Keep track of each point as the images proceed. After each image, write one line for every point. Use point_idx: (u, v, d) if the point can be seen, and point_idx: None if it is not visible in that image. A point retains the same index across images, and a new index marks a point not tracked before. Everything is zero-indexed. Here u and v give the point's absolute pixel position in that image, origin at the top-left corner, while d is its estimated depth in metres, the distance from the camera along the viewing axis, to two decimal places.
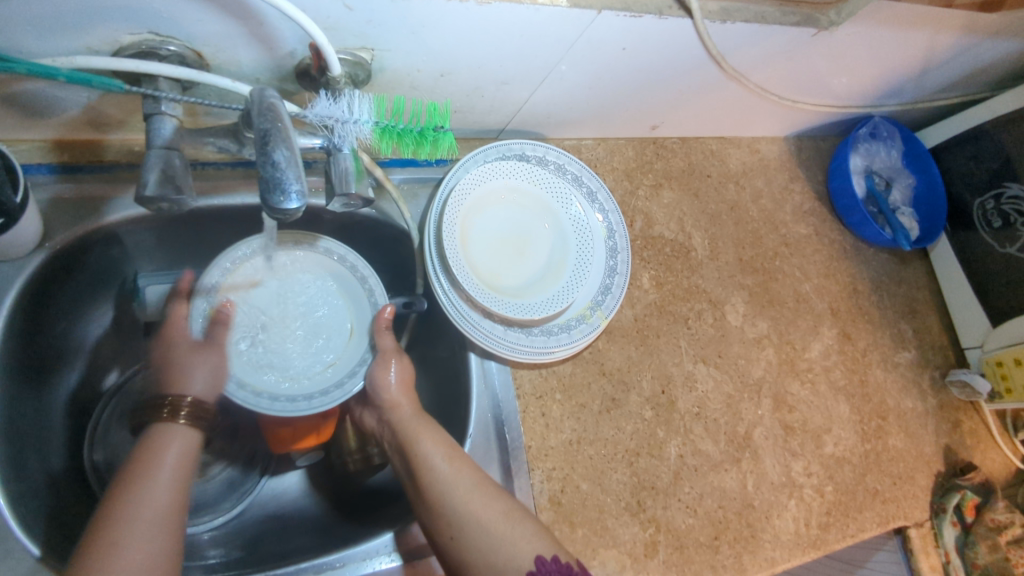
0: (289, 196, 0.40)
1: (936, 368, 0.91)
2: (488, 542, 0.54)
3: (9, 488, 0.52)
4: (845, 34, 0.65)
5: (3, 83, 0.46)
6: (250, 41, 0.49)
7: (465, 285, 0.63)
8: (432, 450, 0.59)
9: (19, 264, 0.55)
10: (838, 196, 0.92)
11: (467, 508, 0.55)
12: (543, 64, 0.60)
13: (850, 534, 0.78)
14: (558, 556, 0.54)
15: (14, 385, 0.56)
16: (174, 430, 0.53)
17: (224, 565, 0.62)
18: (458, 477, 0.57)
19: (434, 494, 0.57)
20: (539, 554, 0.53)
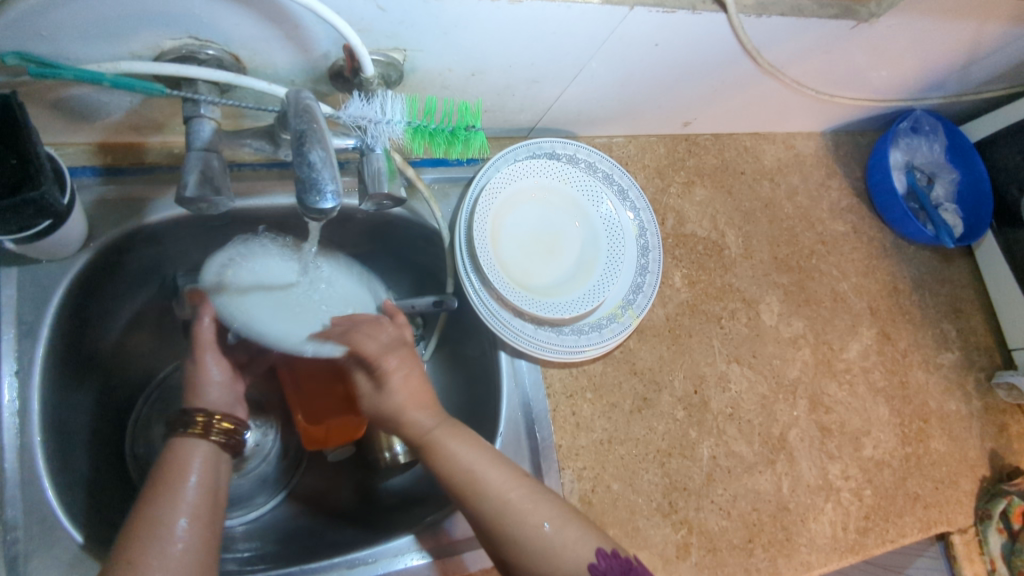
0: (324, 195, 0.40)
1: (981, 370, 0.88)
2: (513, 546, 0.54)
3: (57, 480, 0.54)
4: (886, 25, 0.63)
5: (50, 88, 0.48)
6: (285, 45, 0.50)
7: (495, 284, 0.63)
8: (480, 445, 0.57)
9: (67, 263, 0.57)
10: (877, 192, 0.90)
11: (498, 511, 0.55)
12: (574, 61, 0.59)
13: (889, 539, 0.76)
14: (605, 551, 0.52)
15: (62, 380, 0.58)
16: (195, 448, 0.51)
17: (260, 558, 0.63)
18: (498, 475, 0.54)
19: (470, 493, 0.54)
20: (592, 556, 0.52)
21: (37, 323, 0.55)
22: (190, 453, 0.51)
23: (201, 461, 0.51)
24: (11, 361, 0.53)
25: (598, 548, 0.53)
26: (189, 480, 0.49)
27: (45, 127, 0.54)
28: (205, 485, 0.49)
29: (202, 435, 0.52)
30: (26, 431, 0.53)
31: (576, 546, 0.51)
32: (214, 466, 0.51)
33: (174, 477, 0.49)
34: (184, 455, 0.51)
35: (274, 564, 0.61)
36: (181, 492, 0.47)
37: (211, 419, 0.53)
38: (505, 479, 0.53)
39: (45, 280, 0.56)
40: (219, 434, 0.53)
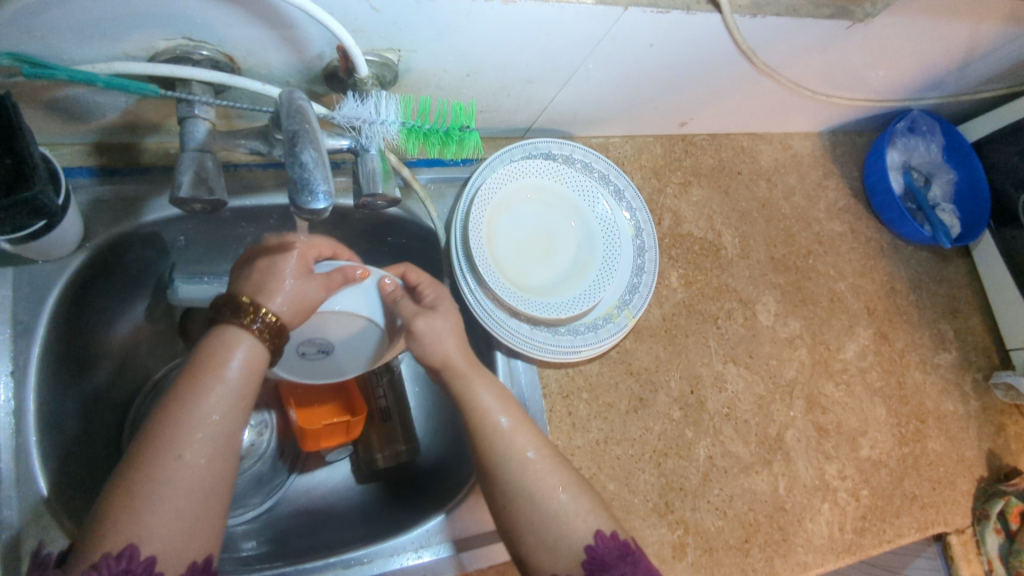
0: (316, 195, 0.40)
1: (979, 370, 0.88)
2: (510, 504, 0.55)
3: (52, 481, 0.54)
4: (882, 25, 0.63)
5: (45, 89, 0.48)
6: (280, 45, 0.50)
7: (491, 284, 0.63)
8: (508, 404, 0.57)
9: (62, 263, 0.57)
10: (874, 192, 0.90)
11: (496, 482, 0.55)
12: (570, 61, 0.59)
13: (886, 539, 0.76)
14: (604, 532, 0.53)
15: (57, 380, 0.58)
16: (238, 338, 0.48)
17: (255, 558, 0.63)
18: (516, 437, 0.55)
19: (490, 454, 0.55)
20: (598, 529, 0.53)
21: (32, 322, 0.55)
22: (229, 343, 0.48)
23: (247, 353, 0.48)
24: (6, 361, 0.53)
25: (597, 530, 0.53)
26: (227, 371, 0.46)
27: (39, 127, 0.54)
28: (231, 389, 0.46)
29: (247, 325, 0.49)
30: (21, 431, 0.53)
31: (576, 524, 0.53)
32: (258, 360, 0.49)
33: (213, 366, 0.46)
34: (226, 342, 0.48)
35: (270, 564, 0.61)
36: (211, 389, 0.45)
37: (261, 312, 0.49)
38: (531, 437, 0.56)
39: (41, 279, 0.56)
40: (265, 326, 0.49)
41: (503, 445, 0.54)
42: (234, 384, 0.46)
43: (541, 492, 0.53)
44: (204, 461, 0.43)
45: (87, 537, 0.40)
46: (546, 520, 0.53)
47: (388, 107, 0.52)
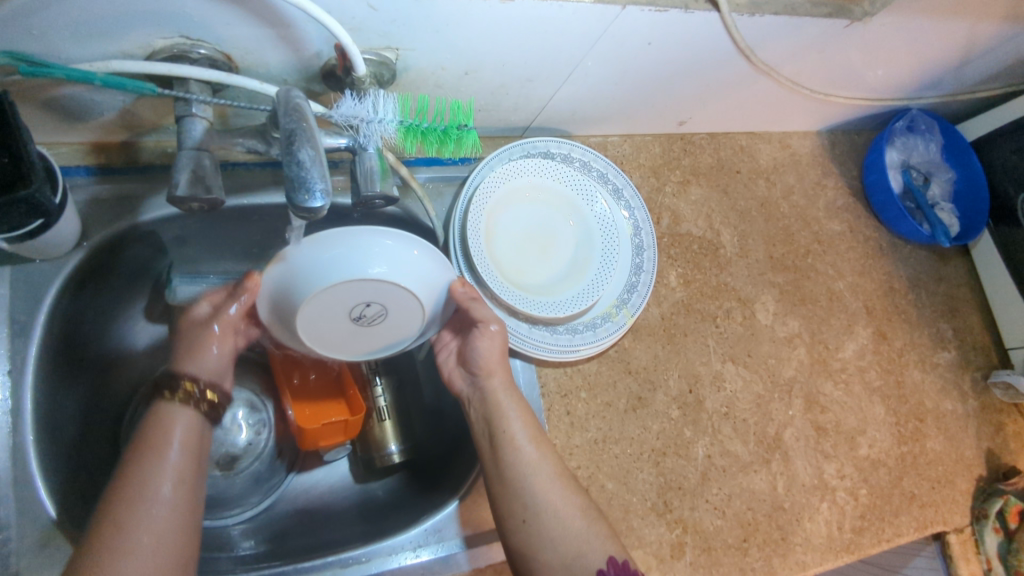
0: (313, 194, 0.40)
1: (978, 369, 0.88)
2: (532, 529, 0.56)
3: (50, 479, 0.54)
4: (879, 24, 0.63)
5: (42, 87, 0.48)
6: (277, 44, 0.50)
7: (490, 283, 0.63)
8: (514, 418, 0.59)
9: (60, 262, 0.57)
10: (873, 192, 0.90)
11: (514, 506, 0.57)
12: (568, 60, 0.59)
13: (885, 538, 0.76)
14: (615, 558, 0.55)
15: (55, 379, 0.58)
16: (176, 414, 0.52)
17: (254, 556, 0.63)
18: (539, 463, 0.57)
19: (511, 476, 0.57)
20: (610, 553, 0.55)
21: (30, 321, 0.55)
22: (171, 422, 0.51)
23: (184, 429, 0.52)
24: (4, 361, 0.54)
25: (610, 556, 0.55)
26: (170, 455, 0.50)
27: (37, 127, 0.54)
28: (185, 456, 0.51)
29: (182, 404, 0.52)
30: (19, 430, 0.53)
31: (585, 547, 0.55)
32: (196, 434, 0.52)
33: (157, 446, 0.50)
34: (165, 422, 0.51)
35: (268, 563, 0.61)
36: (164, 463, 0.49)
37: (196, 387, 0.53)
38: (549, 460, 0.58)
39: (39, 278, 0.56)
40: (203, 402, 0.53)
41: (522, 465, 0.57)
42: (176, 464, 0.50)
43: (554, 513, 0.56)
44: (176, 515, 0.48)
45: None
46: (553, 539, 0.55)
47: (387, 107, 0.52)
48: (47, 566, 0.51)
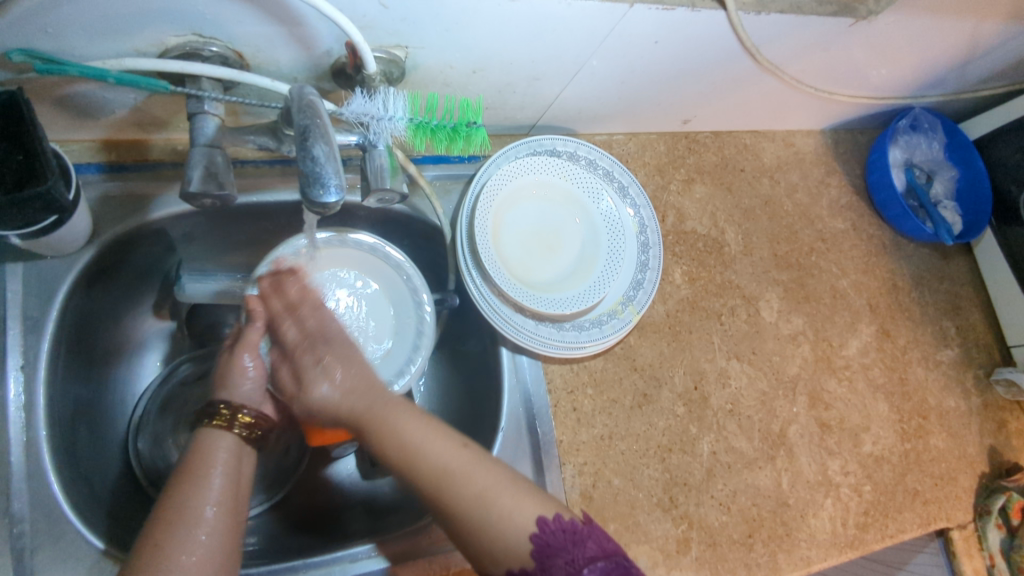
0: (328, 189, 0.41)
1: (980, 366, 0.88)
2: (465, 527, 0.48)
3: (62, 474, 0.55)
4: (885, 22, 0.64)
5: (56, 85, 0.48)
6: (289, 42, 0.50)
7: (497, 280, 0.63)
8: (400, 412, 0.52)
9: (72, 258, 0.57)
10: (876, 190, 0.90)
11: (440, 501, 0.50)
12: (576, 59, 0.60)
13: (889, 535, 0.76)
14: (560, 514, 0.49)
15: (67, 375, 0.58)
16: (218, 439, 0.52)
17: (264, 551, 0.64)
18: (413, 432, 0.51)
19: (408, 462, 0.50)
20: (542, 514, 0.48)
21: (42, 317, 0.55)
22: (214, 450, 0.51)
23: (227, 452, 0.51)
24: (16, 357, 0.54)
25: (540, 517, 0.48)
26: (213, 481, 0.49)
27: (49, 124, 0.55)
28: (230, 480, 0.49)
29: (226, 429, 0.52)
30: (32, 426, 0.53)
31: (513, 521, 0.47)
32: (236, 459, 0.52)
33: (200, 474, 0.49)
34: (205, 453, 0.50)
35: (278, 557, 0.62)
36: (209, 486, 0.48)
37: (233, 414, 0.53)
38: (445, 441, 0.51)
39: (51, 275, 0.56)
40: (243, 427, 0.53)
41: (396, 447, 0.51)
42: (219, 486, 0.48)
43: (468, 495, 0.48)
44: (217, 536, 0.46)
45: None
46: (478, 524, 0.48)
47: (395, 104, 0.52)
48: (60, 561, 0.52)
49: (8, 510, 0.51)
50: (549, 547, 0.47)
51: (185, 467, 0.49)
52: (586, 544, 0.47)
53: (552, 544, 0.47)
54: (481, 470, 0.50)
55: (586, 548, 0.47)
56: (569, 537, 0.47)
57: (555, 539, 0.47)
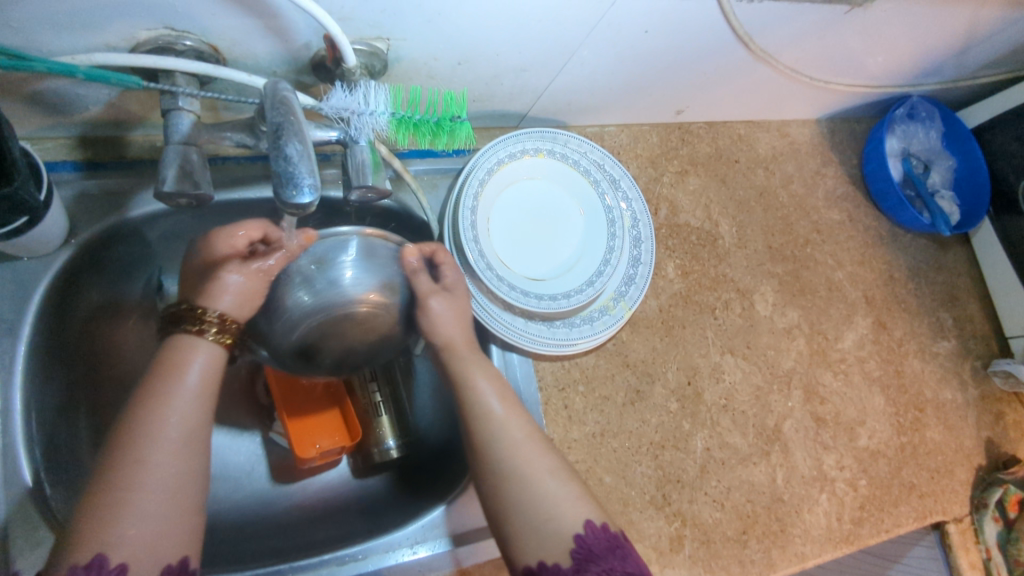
0: (301, 188, 0.38)
1: (978, 358, 0.88)
2: (535, 503, 0.51)
3: (42, 480, 0.54)
4: (881, 9, 0.62)
5: (23, 81, 0.47)
6: (265, 35, 0.48)
7: (485, 279, 0.62)
8: (483, 385, 0.57)
9: (47, 259, 0.56)
10: (872, 180, 0.89)
11: (514, 466, 0.53)
12: (563, 50, 0.59)
13: (884, 529, 0.76)
14: (606, 525, 0.52)
15: (47, 379, 0.57)
16: (195, 345, 0.50)
17: (251, 553, 0.63)
18: (509, 419, 0.55)
19: (486, 438, 0.54)
20: (589, 518, 0.51)
21: (18, 320, 0.54)
22: (192, 351, 0.49)
23: (204, 360, 0.49)
24: None
25: (588, 520, 0.51)
26: (188, 380, 0.48)
27: (21, 121, 0.53)
28: (199, 400, 0.48)
29: (199, 333, 0.50)
30: (8, 430, 0.52)
31: (565, 509, 0.51)
32: (216, 366, 0.50)
33: (174, 372, 0.48)
34: (183, 351, 0.49)
35: (264, 560, 0.61)
36: (179, 392, 0.47)
37: (211, 317, 0.51)
38: (523, 428, 0.55)
39: (26, 277, 0.55)
40: (218, 335, 0.51)
41: (490, 428, 0.55)
42: (195, 390, 0.48)
43: (530, 473, 0.52)
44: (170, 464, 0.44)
45: (88, 543, 0.40)
46: (530, 503, 0.51)
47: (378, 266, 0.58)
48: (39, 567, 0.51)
49: None
50: (589, 550, 0.49)
51: (154, 370, 0.48)
52: (626, 558, 0.50)
53: (594, 549, 0.49)
54: (523, 479, 0.52)
55: (623, 560, 0.49)
56: (610, 547, 0.50)
57: (596, 546, 0.50)
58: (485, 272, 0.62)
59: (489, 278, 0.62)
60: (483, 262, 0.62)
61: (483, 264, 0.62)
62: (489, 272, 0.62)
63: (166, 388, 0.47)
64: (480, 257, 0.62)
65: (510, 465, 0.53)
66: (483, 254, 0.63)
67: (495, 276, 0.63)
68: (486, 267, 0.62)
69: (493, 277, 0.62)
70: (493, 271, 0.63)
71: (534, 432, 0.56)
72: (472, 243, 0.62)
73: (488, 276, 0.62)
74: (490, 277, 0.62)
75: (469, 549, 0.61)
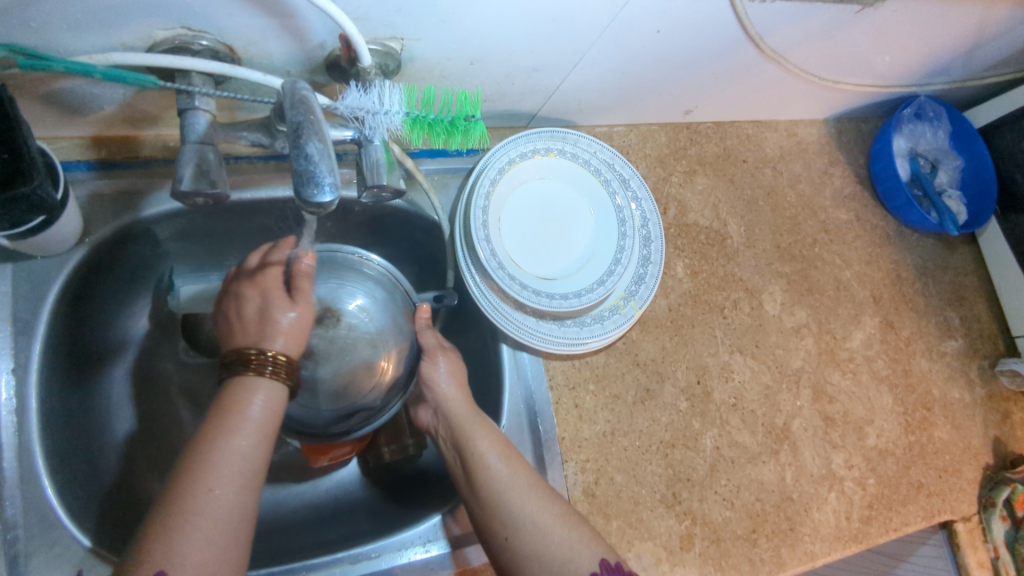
0: (322, 188, 0.39)
1: (985, 357, 0.88)
2: (551, 551, 0.52)
3: (57, 478, 0.54)
4: (891, 9, 0.62)
5: (41, 81, 0.47)
6: (281, 34, 0.48)
7: (496, 277, 0.62)
8: (483, 441, 0.57)
9: (62, 259, 0.56)
10: (880, 180, 0.89)
11: (523, 511, 0.54)
12: (575, 49, 0.59)
13: (893, 528, 0.76)
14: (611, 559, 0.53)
15: (61, 377, 0.58)
16: (257, 384, 0.49)
17: (264, 552, 0.63)
18: (512, 473, 0.56)
19: (490, 495, 0.55)
20: (603, 556, 0.53)
21: (33, 319, 0.54)
22: (253, 390, 0.49)
23: (266, 398, 0.49)
24: (7, 359, 0.53)
25: (602, 559, 0.53)
26: (250, 415, 0.47)
27: (36, 121, 0.53)
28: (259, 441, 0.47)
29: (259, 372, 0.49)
30: (24, 429, 0.53)
31: (579, 554, 0.52)
32: (275, 404, 0.49)
33: (233, 408, 0.47)
34: (246, 391, 0.48)
35: (276, 559, 0.61)
36: (241, 425, 0.46)
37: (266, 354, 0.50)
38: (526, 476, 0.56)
39: (41, 276, 0.55)
40: (278, 371, 0.50)
41: (494, 481, 0.55)
42: (257, 427, 0.47)
43: (544, 522, 0.53)
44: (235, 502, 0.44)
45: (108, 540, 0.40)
46: (546, 553, 0.52)
47: (396, 327, 0.67)
48: (55, 566, 0.51)
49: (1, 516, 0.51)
50: None
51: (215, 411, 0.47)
52: None
53: None
54: (531, 530, 0.53)
55: None
56: None
57: None
58: (496, 271, 0.62)
59: (501, 277, 0.62)
60: (495, 261, 0.62)
61: (494, 262, 0.62)
62: (500, 271, 0.62)
63: (226, 427, 0.46)
64: (491, 255, 0.62)
65: (517, 515, 0.53)
66: (494, 253, 0.63)
67: (506, 275, 0.63)
68: (496, 265, 0.62)
69: (504, 276, 0.62)
70: (503, 270, 0.63)
71: (537, 479, 0.57)
72: (483, 241, 0.62)
73: (499, 274, 0.62)
74: (501, 275, 0.62)
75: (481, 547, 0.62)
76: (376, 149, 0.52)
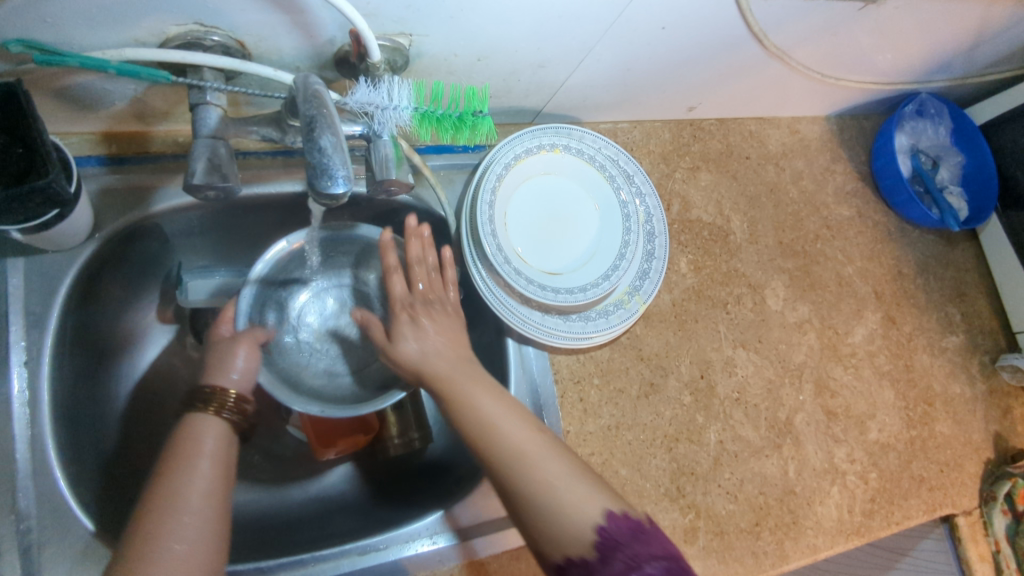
0: (335, 180, 0.40)
1: (986, 353, 0.88)
2: (545, 496, 0.47)
3: (68, 470, 0.55)
4: (894, 7, 0.63)
5: (55, 76, 0.48)
6: (292, 30, 0.49)
7: (501, 270, 0.62)
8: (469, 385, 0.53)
9: (73, 253, 0.57)
10: (882, 176, 0.90)
11: (511, 450, 0.49)
12: (581, 46, 0.59)
13: (895, 521, 0.76)
14: (626, 513, 0.48)
15: (71, 371, 0.58)
16: (208, 423, 0.51)
17: (271, 544, 0.63)
18: (500, 410, 0.51)
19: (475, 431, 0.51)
20: (607, 508, 0.47)
21: (44, 313, 0.55)
22: (204, 430, 0.50)
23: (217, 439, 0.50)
24: (19, 352, 0.54)
25: (607, 510, 0.47)
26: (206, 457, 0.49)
27: (47, 117, 0.54)
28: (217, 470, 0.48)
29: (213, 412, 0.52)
30: (36, 422, 0.53)
31: (576, 502, 0.47)
32: (226, 444, 0.51)
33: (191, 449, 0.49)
34: (199, 429, 0.50)
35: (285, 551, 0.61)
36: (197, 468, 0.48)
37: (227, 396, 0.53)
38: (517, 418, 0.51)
39: (52, 271, 0.56)
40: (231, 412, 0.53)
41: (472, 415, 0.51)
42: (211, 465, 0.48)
43: (535, 463, 0.48)
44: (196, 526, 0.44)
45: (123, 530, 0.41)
46: (541, 498, 0.47)
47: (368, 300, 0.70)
48: (67, 558, 0.52)
49: (14, 507, 0.51)
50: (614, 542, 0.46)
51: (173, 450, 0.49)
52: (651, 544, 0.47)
53: (619, 541, 0.46)
54: (525, 470, 0.48)
55: (647, 546, 0.46)
56: (634, 534, 0.47)
57: (621, 536, 0.46)
58: (501, 263, 0.62)
59: (506, 270, 0.62)
60: (500, 253, 0.63)
61: (500, 256, 0.63)
62: (505, 264, 0.63)
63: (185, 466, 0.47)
64: (497, 249, 0.63)
65: (507, 454, 0.49)
66: (500, 246, 0.63)
67: (511, 267, 0.63)
68: (502, 258, 0.63)
69: (510, 269, 0.63)
70: (509, 263, 0.63)
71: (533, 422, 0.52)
72: (489, 234, 0.63)
73: (504, 267, 0.62)
74: (506, 268, 0.63)
75: (488, 539, 0.62)
76: (384, 142, 0.52)
